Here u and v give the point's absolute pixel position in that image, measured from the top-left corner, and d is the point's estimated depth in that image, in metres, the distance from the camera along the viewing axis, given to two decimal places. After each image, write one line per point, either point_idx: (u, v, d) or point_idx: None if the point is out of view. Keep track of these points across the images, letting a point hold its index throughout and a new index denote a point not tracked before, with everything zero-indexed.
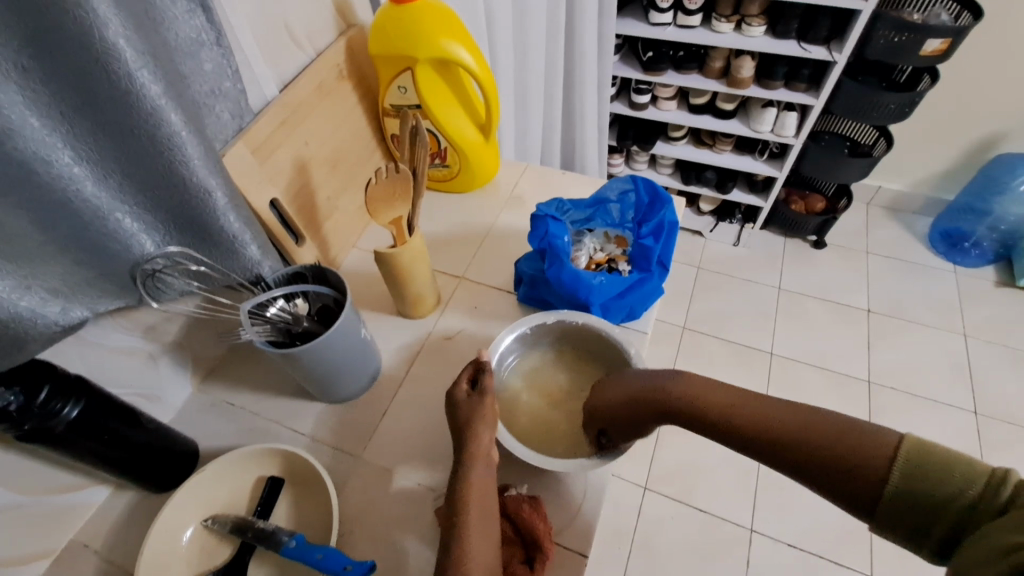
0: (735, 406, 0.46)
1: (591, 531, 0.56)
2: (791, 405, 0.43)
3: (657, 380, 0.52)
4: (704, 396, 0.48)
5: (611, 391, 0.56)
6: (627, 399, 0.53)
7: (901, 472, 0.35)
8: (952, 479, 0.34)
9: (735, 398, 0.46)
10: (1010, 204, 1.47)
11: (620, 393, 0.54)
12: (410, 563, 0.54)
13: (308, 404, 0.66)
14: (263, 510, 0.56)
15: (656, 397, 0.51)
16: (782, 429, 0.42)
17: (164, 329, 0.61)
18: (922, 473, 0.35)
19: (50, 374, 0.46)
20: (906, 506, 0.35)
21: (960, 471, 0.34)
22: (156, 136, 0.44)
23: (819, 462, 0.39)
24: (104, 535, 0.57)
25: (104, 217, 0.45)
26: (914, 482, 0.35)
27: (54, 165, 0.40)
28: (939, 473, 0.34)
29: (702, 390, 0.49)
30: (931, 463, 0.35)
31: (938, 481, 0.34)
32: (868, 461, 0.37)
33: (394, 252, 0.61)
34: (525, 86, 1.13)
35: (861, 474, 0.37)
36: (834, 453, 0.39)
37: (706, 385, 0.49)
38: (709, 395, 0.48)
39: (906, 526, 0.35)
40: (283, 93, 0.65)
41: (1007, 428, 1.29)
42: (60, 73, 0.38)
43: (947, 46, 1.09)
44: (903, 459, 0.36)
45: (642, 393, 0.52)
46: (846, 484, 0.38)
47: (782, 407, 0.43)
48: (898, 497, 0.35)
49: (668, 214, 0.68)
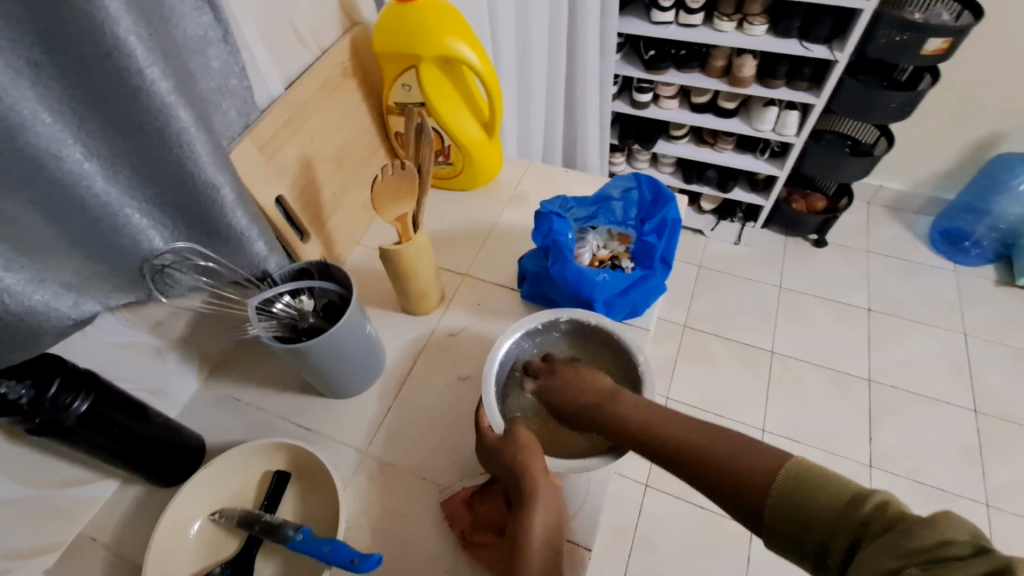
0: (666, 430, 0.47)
1: (595, 525, 0.56)
2: (711, 429, 0.46)
3: (601, 397, 0.54)
4: (643, 420, 0.50)
5: (569, 403, 0.56)
6: (581, 413, 0.55)
7: (781, 487, 0.39)
8: (825, 493, 0.37)
9: (667, 420, 0.49)
10: (1010, 203, 1.47)
11: (573, 407, 0.56)
12: (416, 556, 0.55)
13: (314, 400, 0.66)
14: (270, 503, 0.57)
15: (603, 418, 0.52)
16: (700, 450, 0.44)
17: (171, 324, 0.62)
18: (801, 488, 0.38)
19: (61, 368, 0.47)
20: (787, 519, 0.37)
21: (832, 486, 0.37)
22: (166, 132, 0.44)
23: (727, 483, 0.42)
24: (112, 529, 0.58)
25: (114, 213, 0.46)
26: (793, 496, 0.38)
27: (66, 160, 0.40)
28: (815, 487, 0.37)
29: (642, 410, 0.51)
30: (809, 482, 0.38)
31: (815, 495, 0.37)
32: (757, 476, 0.40)
33: (399, 248, 0.61)
34: (527, 85, 1.13)
35: (751, 488, 0.40)
36: (736, 474, 0.41)
37: (644, 407, 0.51)
38: (646, 420, 0.50)
39: (787, 540, 0.37)
40: (289, 91, 0.65)
41: (1006, 426, 1.30)
42: (72, 70, 0.38)
43: (948, 45, 1.09)
44: (786, 474, 0.39)
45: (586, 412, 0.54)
46: (739, 498, 0.40)
47: (702, 431, 0.46)
48: (779, 509, 0.38)
49: (671, 211, 0.69)
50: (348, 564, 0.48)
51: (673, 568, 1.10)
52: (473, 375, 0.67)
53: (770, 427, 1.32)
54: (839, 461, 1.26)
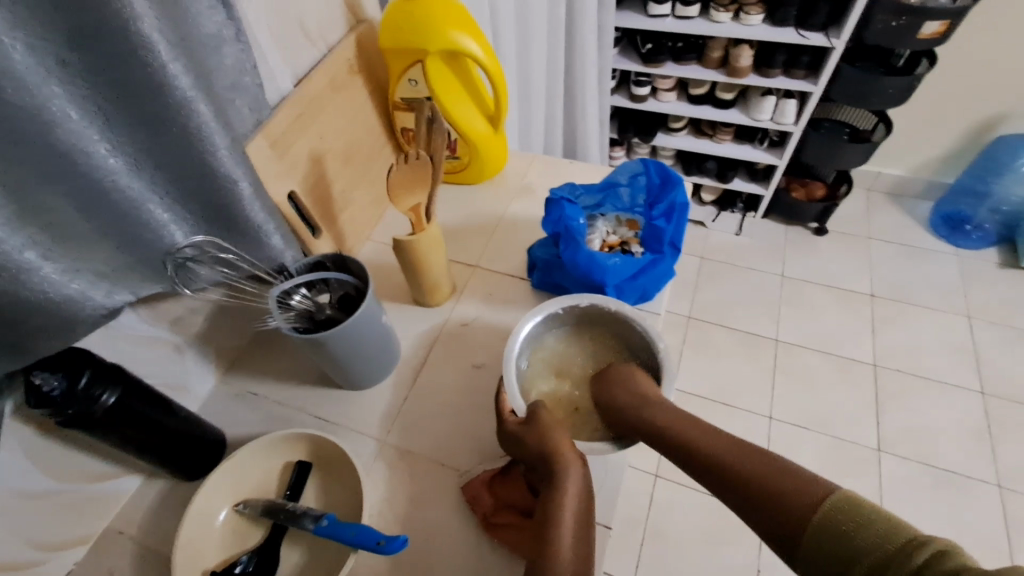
0: (705, 444, 0.50)
1: (613, 503, 0.58)
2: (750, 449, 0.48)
3: (636, 397, 0.56)
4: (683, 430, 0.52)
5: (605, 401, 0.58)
6: (618, 414, 0.56)
7: (822, 522, 0.40)
8: (873, 537, 0.38)
9: (705, 434, 0.51)
10: (1012, 184, 1.49)
11: (608, 406, 0.57)
12: (438, 540, 0.56)
13: (331, 392, 0.67)
14: (294, 492, 0.58)
15: (637, 420, 0.54)
16: (738, 469, 0.47)
17: (189, 320, 0.63)
18: (847, 527, 0.39)
19: (90, 361, 0.48)
20: (830, 554, 0.39)
21: (881, 532, 0.38)
22: (186, 127, 0.45)
23: (759, 503, 0.44)
24: (137, 522, 0.59)
25: (139, 208, 0.47)
26: (834, 532, 0.39)
27: (93, 155, 0.41)
28: (860, 529, 0.38)
29: (681, 420, 0.53)
30: (857, 520, 0.39)
31: (861, 539, 0.38)
32: (797, 504, 0.42)
33: (412, 238, 0.62)
34: (528, 79, 1.14)
35: (789, 516, 0.42)
36: (773, 500, 0.44)
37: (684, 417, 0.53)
38: (686, 432, 0.52)
39: (827, 575, 0.39)
40: (298, 88, 0.66)
41: (1013, 407, 1.31)
42: (98, 67, 0.40)
43: (945, 28, 1.11)
44: (827, 510, 0.40)
45: (622, 411, 0.56)
46: (776, 526, 0.42)
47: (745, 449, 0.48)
48: (820, 545, 0.40)
49: (679, 195, 0.70)
50: (375, 546, 0.49)
51: (685, 556, 1.11)
52: (487, 363, 0.68)
53: (777, 414, 1.33)
54: (848, 446, 1.27)
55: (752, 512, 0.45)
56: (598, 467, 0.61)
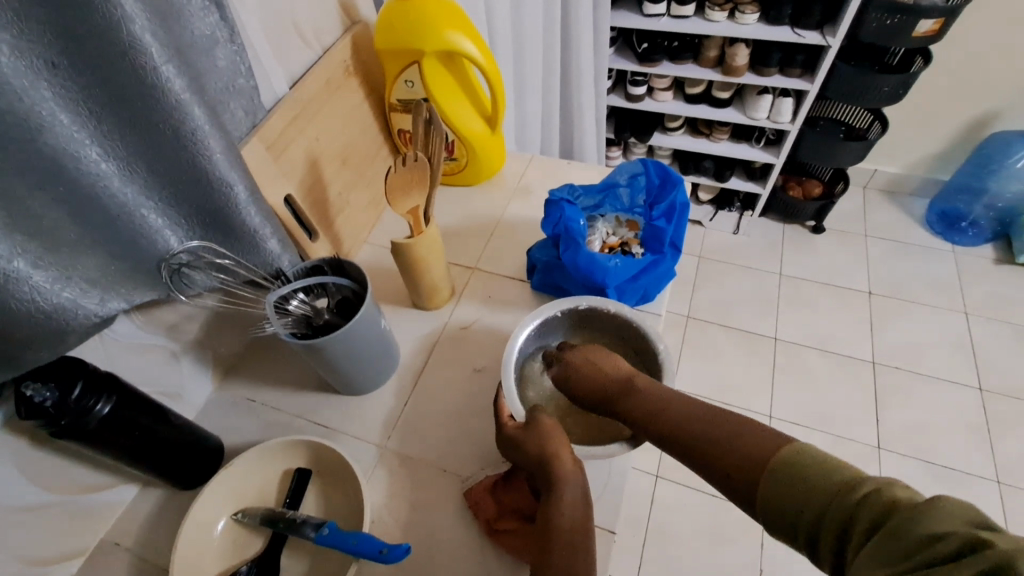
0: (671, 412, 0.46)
1: (617, 507, 0.57)
2: (714, 411, 0.44)
3: (618, 381, 0.53)
4: (652, 403, 0.49)
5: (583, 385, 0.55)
6: (599, 398, 0.53)
7: (772, 470, 0.37)
8: (814, 479, 0.35)
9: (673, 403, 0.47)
10: (1007, 182, 1.50)
11: (587, 389, 0.55)
12: (440, 547, 0.55)
13: (330, 398, 0.66)
14: (293, 501, 0.57)
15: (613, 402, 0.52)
16: (700, 433, 0.43)
17: (185, 327, 0.62)
18: (792, 471, 0.36)
19: (83, 370, 0.47)
20: (777, 502, 0.36)
21: (822, 471, 0.35)
22: (180, 130, 0.45)
23: (719, 465, 0.40)
24: (135, 533, 0.58)
25: (131, 213, 0.46)
26: (782, 479, 0.36)
27: (83, 160, 0.41)
28: (805, 473, 0.35)
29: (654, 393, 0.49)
30: (799, 466, 0.36)
31: (803, 483, 0.35)
32: (752, 454, 0.39)
33: (411, 241, 0.61)
34: (525, 80, 1.14)
35: (744, 470, 0.38)
36: (732, 461, 0.39)
37: (656, 391, 0.50)
38: (653, 404, 0.48)
39: (778, 528, 0.36)
40: (293, 90, 0.66)
41: (1013, 403, 1.31)
42: (88, 70, 0.39)
43: (939, 26, 1.10)
44: (778, 457, 0.37)
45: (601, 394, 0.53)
46: (735, 482, 0.39)
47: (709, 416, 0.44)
48: (771, 495, 0.36)
49: (679, 195, 0.69)
50: (376, 555, 0.48)
51: (688, 557, 1.11)
52: (487, 367, 0.67)
53: (777, 413, 1.33)
54: (848, 444, 1.27)
55: (716, 475, 0.41)
56: (602, 471, 0.60)
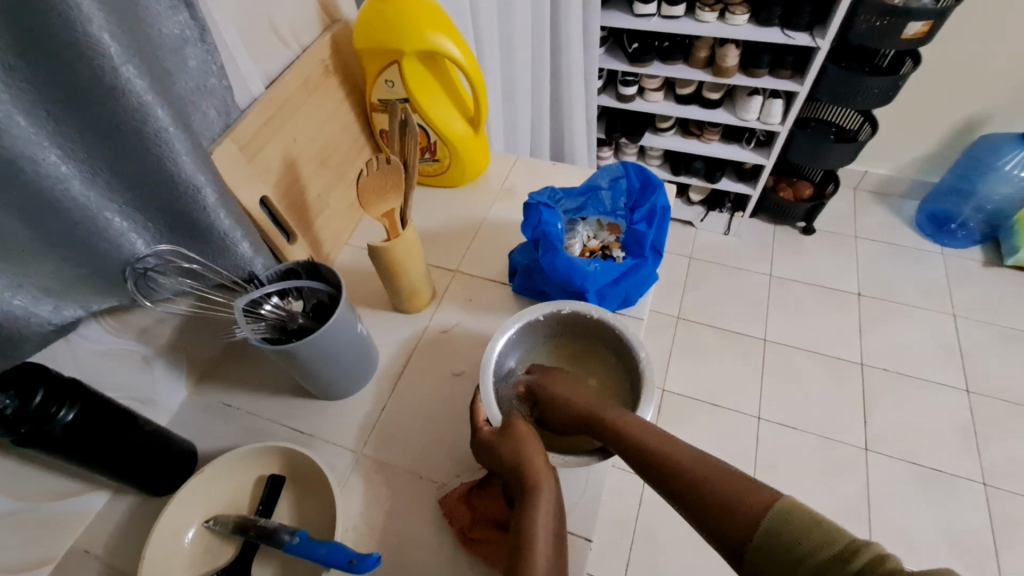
0: (657, 444, 0.47)
1: (593, 516, 0.57)
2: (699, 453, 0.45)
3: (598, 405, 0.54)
4: (638, 433, 0.49)
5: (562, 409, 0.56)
6: (578, 420, 0.54)
7: (768, 528, 0.38)
8: (812, 541, 0.36)
9: (657, 436, 0.48)
10: (996, 184, 1.49)
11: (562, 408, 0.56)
12: (414, 556, 0.54)
13: (307, 403, 0.65)
14: (265, 509, 0.56)
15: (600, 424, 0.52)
16: (689, 473, 0.44)
17: (157, 331, 0.61)
18: (791, 535, 0.37)
19: (45, 377, 0.46)
20: (772, 559, 0.37)
21: (820, 536, 0.36)
22: (143, 132, 0.44)
23: (709, 507, 0.41)
24: (105, 540, 0.57)
25: (93, 217, 0.45)
26: (778, 538, 0.37)
27: (41, 163, 0.40)
28: (803, 534, 0.36)
29: (641, 423, 0.50)
30: (797, 525, 0.37)
31: (799, 543, 0.36)
32: (746, 507, 0.39)
33: (388, 244, 0.61)
34: (513, 80, 1.13)
35: (737, 523, 0.39)
36: (723, 507, 0.40)
37: (644, 421, 0.50)
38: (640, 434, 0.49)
39: None
40: (269, 90, 0.65)
41: (1000, 405, 1.31)
42: (46, 71, 0.38)
43: (928, 29, 1.10)
44: (774, 516, 0.38)
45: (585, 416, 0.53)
46: (728, 535, 0.39)
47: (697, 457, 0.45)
48: (765, 551, 0.37)
49: (659, 199, 0.69)
50: (346, 565, 0.48)
51: (675, 559, 1.10)
52: (466, 371, 0.67)
53: (765, 414, 1.32)
54: (836, 446, 1.27)
55: (704, 518, 0.41)
56: (579, 476, 0.59)
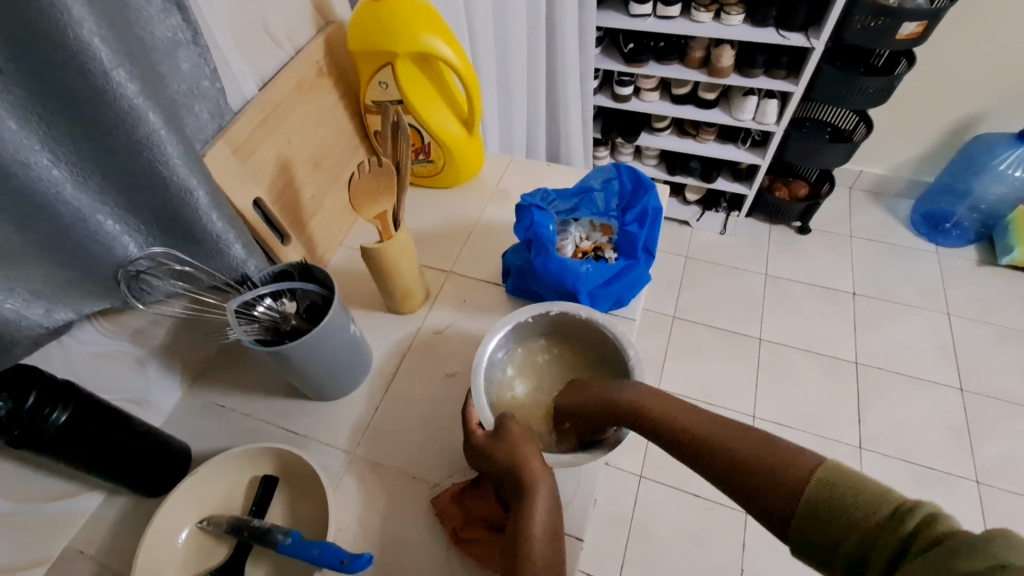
0: (671, 413, 0.48)
1: (585, 515, 0.57)
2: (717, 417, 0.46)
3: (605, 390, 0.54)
4: (652, 403, 0.50)
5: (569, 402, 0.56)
6: (586, 411, 0.54)
7: (812, 495, 0.38)
8: (858, 506, 0.36)
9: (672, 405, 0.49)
10: (990, 184, 1.51)
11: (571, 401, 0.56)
12: (407, 556, 0.55)
13: (301, 404, 0.66)
14: (259, 509, 0.56)
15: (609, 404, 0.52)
16: (706, 437, 0.45)
17: (151, 333, 0.61)
18: (836, 497, 0.37)
19: (37, 380, 0.46)
20: (819, 527, 0.37)
21: (870, 498, 0.36)
22: (135, 136, 0.44)
23: (728, 465, 0.43)
24: (99, 541, 0.57)
25: (85, 220, 0.45)
26: (824, 506, 0.37)
27: (33, 166, 0.40)
28: (848, 501, 0.36)
29: (645, 394, 0.51)
30: (844, 489, 0.37)
31: (848, 510, 0.36)
32: (774, 470, 0.40)
33: (380, 246, 0.61)
34: (508, 80, 1.13)
35: (772, 488, 0.40)
36: (750, 466, 0.41)
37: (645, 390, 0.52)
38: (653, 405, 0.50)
39: (815, 545, 0.37)
40: (262, 92, 0.65)
41: (994, 403, 1.32)
42: (38, 74, 0.38)
43: (922, 29, 1.10)
44: (815, 484, 0.38)
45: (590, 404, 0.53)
46: (752, 492, 0.41)
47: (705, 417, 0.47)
48: (810, 520, 0.37)
49: (651, 200, 0.69)
50: (339, 565, 0.48)
51: (669, 557, 1.11)
52: (460, 372, 0.67)
53: (760, 413, 1.33)
54: (830, 444, 1.28)
55: (724, 476, 0.43)
56: (572, 476, 0.60)
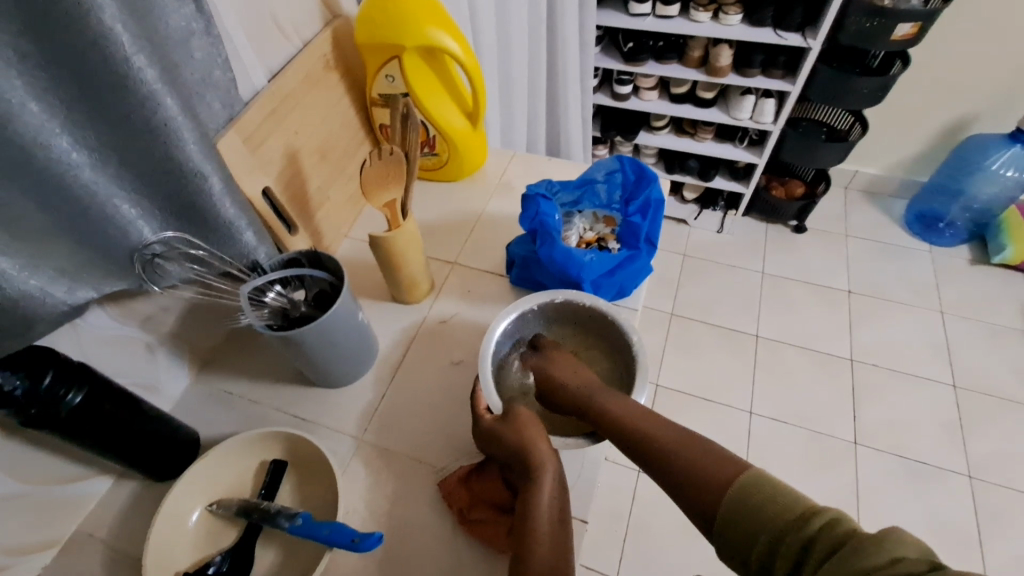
0: (644, 426, 0.48)
1: (589, 499, 0.58)
2: (692, 434, 0.45)
3: (590, 387, 0.55)
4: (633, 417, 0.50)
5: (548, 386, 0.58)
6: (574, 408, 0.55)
7: (733, 497, 0.39)
8: (772, 509, 0.37)
9: (650, 419, 0.49)
10: (981, 184, 1.52)
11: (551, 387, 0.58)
12: (415, 537, 0.56)
13: (308, 391, 0.67)
14: (268, 492, 0.57)
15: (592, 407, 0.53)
16: (669, 451, 0.45)
17: (161, 319, 0.62)
18: (754, 500, 0.38)
19: (54, 360, 0.47)
20: (736, 527, 0.38)
21: (782, 500, 0.37)
22: (152, 120, 0.45)
23: (692, 486, 0.42)
24: (108, 525, 0.58)
25: (103, 203, 0.46)
26: (742, 507, 0.38)
27: (54, 149, 0.41)
28: (765, 502, 0.37)
29: (626, 405, 0.51)
30: (759, 492, 0.38)
31: (762, 509, 0.37)
32: (715, 480, 0.41)
33: (388, 235, 0.62)
34: (510, 76, 1.14)
35: (706, 494, 0.40)
36: (697, 478, 0.42)
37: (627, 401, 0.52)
38: (630, 417, 0.50)
39: (731, 545, 0.38)
40: (271, 83, 0.65)
41: (985, 399, 1.34)
42: (59, 59, 0.39)
43: (917, 30, 1.12)
44: (739, 486, 0.39)
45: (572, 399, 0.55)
46: (693, 496, 0.41)
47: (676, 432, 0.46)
48: (728, 520, 0.38)
49: (654, 191, 0.71)
50: (349, 544, 0.49)
51: (667, 550, 1.12)
52: (465, 360, 0.68)
53: (757, 409, 1.35)
54: (825, 439, 1.30)
55: (681, 492, 0.42)
56: (576, 461, 0.61)
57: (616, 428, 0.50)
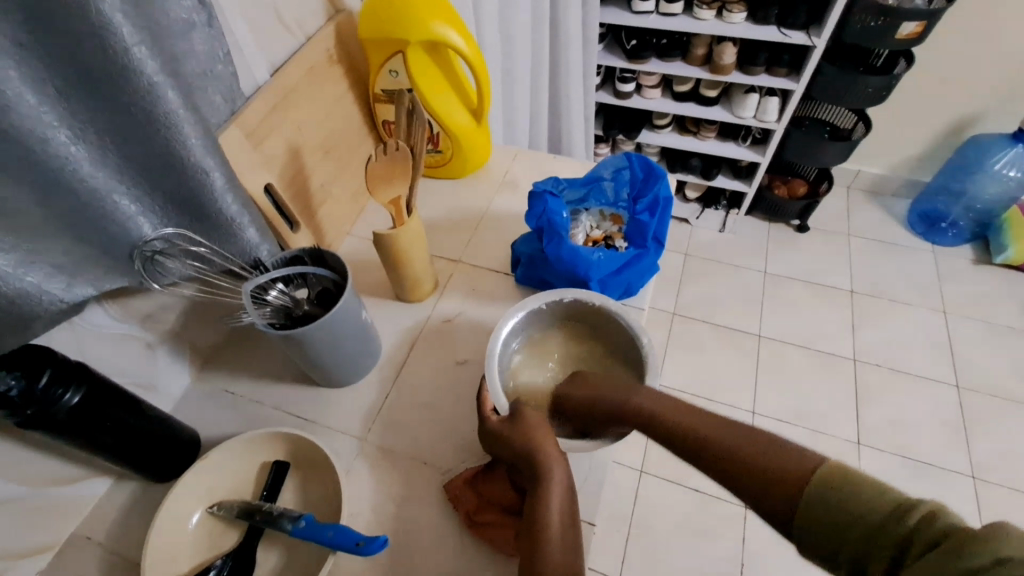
0: (685, 418, 0.49)
1: (597, 502, 0.57)
2: (745, 428, 0.45)
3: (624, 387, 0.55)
4: (668, 411, 0.50)
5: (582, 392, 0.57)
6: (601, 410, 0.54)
7: (812, 495, 0.37)
8: (862, 504, 0.35)
9: (686, 411, 0.49)
10: (985, 184, 1.51)
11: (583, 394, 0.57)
12: (420, 540, 0.55)
13: (310, 390, 0.65)
14: (270, 494, 0.56)
15: (629, 408, 0.52)
16: (718, 444, 0.45)
17: (161, 317, 0.61)
18: (837, 496, 0.36)
19: (51, 359, 0.46)
20: (821, 525, 0.36)
21: (871, 495, 0.35)
22: (154, 114, 0.44)
23: (756, 481, 0.41)
24: (107, 527, 0.57)
25: (102, 199, 0.45)
26: (826, 504, 0.36)
27: (52, 142, 0.40)
28: (851, 497, 0.36)
29: (659, 399, 0.52)
30: (843, 487, 0.36)
31: (851, 505, 0.35)
32: (788, 476, 0.39)
33: (393, 232, 0.61)
34: (513, 73, 1.13)
35: (780, 490, 0.39)
36: (761, 471, 0.41)
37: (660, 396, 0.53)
38: (676, 415, 0.50)
39: (818, 544, 0.37)
40: (274, 78, 0.64)
41: (989, 400, 1.34)
42: (58, 49, 0.38)
43: (922, 29, 1.12)
44: (819, 481, 0.38)
45: (606, 402, 0.54)
46: (760, 493, 0.40)
47: (721, 422, 0.47)
48: (811, 516, 0.37)
49: (663, 188, 0.70)
50: (354, 547, 0.48)
51: (669, 551, 1.12)
52: (470, 360, 0.67)
53: (760, 409, 1.34)
54: (828, 439, 1.29)
55: (747, 489, 0.41)
56: (583, 463, 0.60)
57: (660, 427, 0.50)
